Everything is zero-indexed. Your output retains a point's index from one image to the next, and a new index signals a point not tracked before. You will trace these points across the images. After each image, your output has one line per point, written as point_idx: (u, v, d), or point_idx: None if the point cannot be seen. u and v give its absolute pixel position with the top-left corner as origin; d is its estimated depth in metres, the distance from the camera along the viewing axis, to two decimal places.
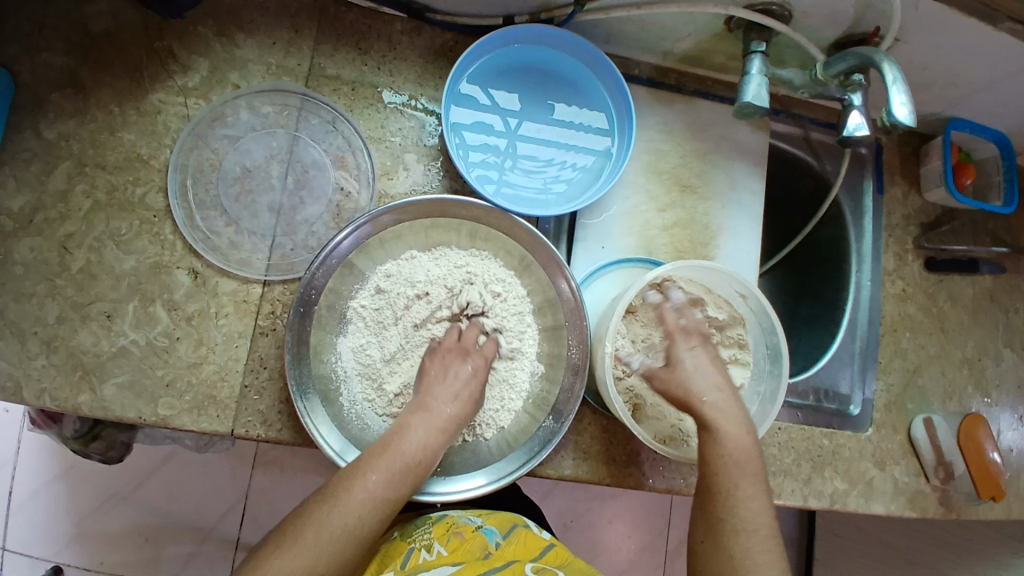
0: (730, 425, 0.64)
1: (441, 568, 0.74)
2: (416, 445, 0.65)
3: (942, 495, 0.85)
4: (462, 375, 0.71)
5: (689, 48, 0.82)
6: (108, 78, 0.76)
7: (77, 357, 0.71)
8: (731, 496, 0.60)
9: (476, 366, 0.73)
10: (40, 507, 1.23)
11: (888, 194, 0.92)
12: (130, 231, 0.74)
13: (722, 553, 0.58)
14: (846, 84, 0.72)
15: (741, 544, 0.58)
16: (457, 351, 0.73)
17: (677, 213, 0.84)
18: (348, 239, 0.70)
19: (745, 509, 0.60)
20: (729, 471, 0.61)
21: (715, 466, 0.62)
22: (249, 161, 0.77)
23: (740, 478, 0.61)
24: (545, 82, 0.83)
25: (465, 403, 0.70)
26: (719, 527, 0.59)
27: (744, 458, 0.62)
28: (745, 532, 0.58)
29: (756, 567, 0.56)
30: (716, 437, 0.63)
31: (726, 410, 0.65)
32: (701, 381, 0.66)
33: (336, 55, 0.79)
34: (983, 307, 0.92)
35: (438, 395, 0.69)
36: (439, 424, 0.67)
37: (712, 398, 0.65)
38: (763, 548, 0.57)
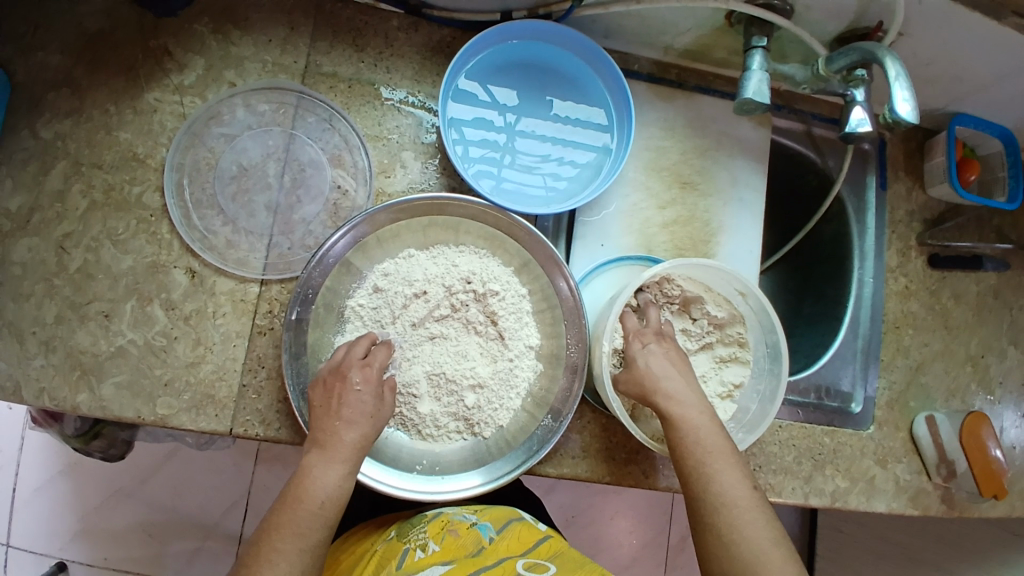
0: (684, 403, 0.63)
1: (433, 568, 0.75)
2: (321, 489, 0.60)
3: (943, 493, 0.84)
4: (349, 400, 0.64)
5: (690, 43, 0.81)
6: (103, 76, 0.75)
7: (76, 357, 0.71)
8: (704, 475, 0.60)
9: (364, 380, 0.65)
10: (43, 504, 1.24)
11: (892, 190, 0.91)
12: (127, 230, 0.74)
13: (711, 534, 0.58)
14: (849, 79, 0.71)
15: (725, 520, 0.58)
16: (338, 371, 0.66)
17: (678, 210, 0.83)
18: (344, 239, 0.69)
19: (720, 484, 0.59)
20: (696, 449, 0.61)
21: (682, 448, 0.62)
22: (245, 159, 0.77)
23: (709, 456, 0.61)
24: (545, 77, 0.82)
25: (365, 422, 0.64)
26: (701, 508, 0.59)
27: (707, 436, 0.62)
28: (725, 507, 0.58)
29: (745, 539, 0.57)
30: (676, 422, 0.62)
31: (680, 392, 0.64)
32: (661, 370, 0.65)
33: (332, 52, 0.79)
34: (987, 305, 0.91)
35: (329, 427, 0.63)
36: (338, 454, 0.62)
37: (667, 385, 0.64)
38: (747, 519, 0.58)
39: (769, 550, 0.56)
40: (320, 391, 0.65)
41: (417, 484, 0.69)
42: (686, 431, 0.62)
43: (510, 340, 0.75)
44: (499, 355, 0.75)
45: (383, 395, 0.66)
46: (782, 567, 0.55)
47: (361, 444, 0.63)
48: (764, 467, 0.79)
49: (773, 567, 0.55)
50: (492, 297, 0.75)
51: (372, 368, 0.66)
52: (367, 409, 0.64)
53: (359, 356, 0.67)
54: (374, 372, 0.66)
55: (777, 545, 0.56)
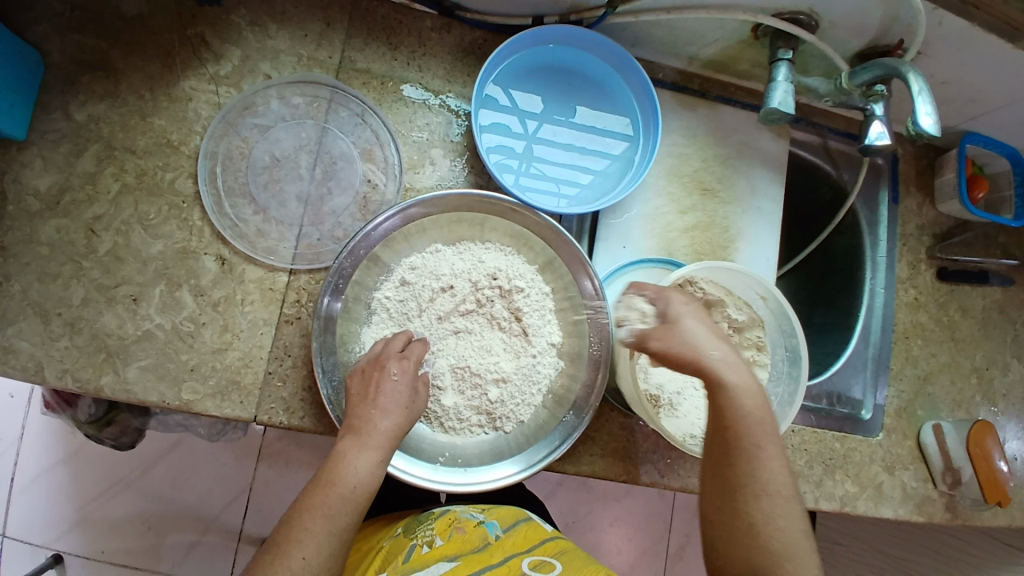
0: (738, 379, 0.60)
1: (437, 565, 0.75)
2: (353, 475, 0.61)
3: (948, 501, 0.86)
4: (385, 388, 0.65)
5: (714, 54, 0.83)
6: (139, 63, 0.77)
7: (101, 339, 0.72)
8: (754, 458, 0.58)
9: (401, 370, 0.66)
10: (43, 491, 1.23)
11: (904, 204, 0.93)
12: (159, 215, 0.74)
13: (743, 520, 0.56)
14: (869, 94, 0.74)
15: (763, 509, 0.56)
16: (376, 361, 0.67)
17: (698, 216, 0.85)
18: (377, 229, 0.71)
19: (765, 471, 0.58)
20: (749, 432, 0.58)
21: (734, 426, 0.59)
22: (278, 150, 0.78)
23: (761, 440, 0.59)
24: (572, 83, 0.84)
25: (399, 411, 0.65)
26: (741, 492, 0.57)
27: (761, 418, 0.59)
28: (766, 495, 0.57)
29: (778, 532, 0.55)
30: (729, 395, 0.59)
31: (731, 367, 0.60)
32: (704, 338, 0.61)
33: (366, 49, 0.80)
34: (992, 319, 0.94)
35: (364, 413, 0.64)
36: (373, 441, 0.63)
37: (717, 354, 0.61)
38: (786, 511, 0.57)
39: (800, 548, 0.55)
40: (357, 380, 0.67)
41: (441, 475, 0.70)
42: (737, 410, 0.59)
43: (533, 336, 0.76)
44: (522, 351, 0.76)
45: (418, 387, 0.68)
46: (808, 567, 0.55)
47: (395, 433, 0.64)
48: None
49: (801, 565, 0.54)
50: (516, 294, 0.76)
51: (409, 361, 0.68)
52: (402, 399, 0.66)
53: (396, 349, 0.68)
54: (411, 364, 0.67)
55: (807, 541, 0.56)
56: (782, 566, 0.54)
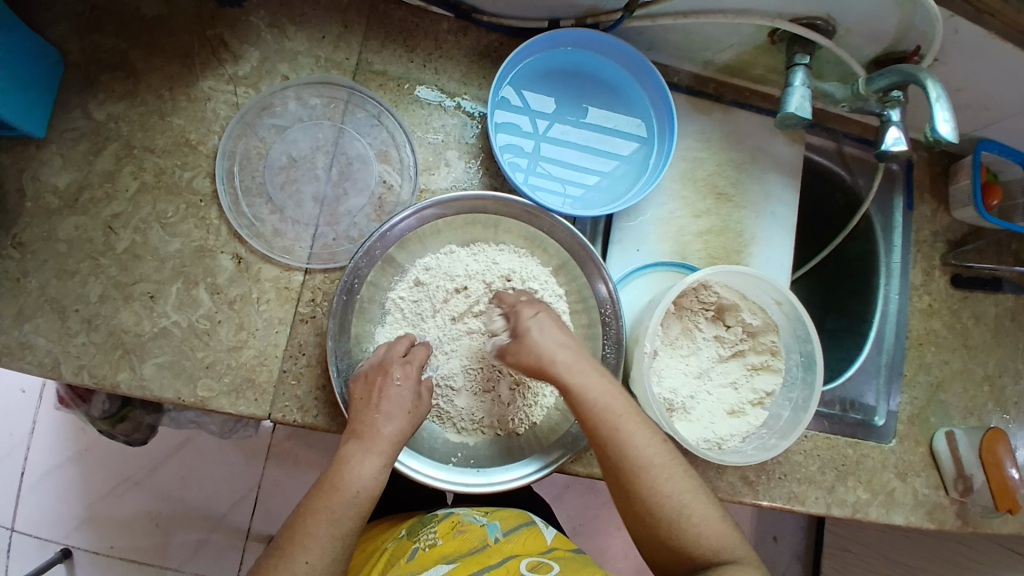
0: (586, 376, 0.62)
1: (436, 567, 0.75)
2: (356, 479, 0.61)
3: (959, 509, 0.85)
4: (389, 393, 0.65)
5: (730, 58, 0.84)
6: (159, 63, 0.77)
7: (118, 336, 0.72)
8: (618, 441, 0.60)
9: (405, 376, 0.67)
10: (53, 487, 1.24)
11: (917, 210, 0.93)
12: (176, 214, 0.75)
13: (638, 499, 0.60)
14: (885, 100, 0.74)
15: (647, 481, 0.60)
16: (380, 366, 0.67)
17: (712, 220, 0.85)
18: (394, 230, 0.71)
19: (635, 448, 0.60)
20: (605, 419, 0.61)
21: (592, 420, 0.61)
22: (295, 151, 0.79)
23: (620, 421, 0.61)
24: (587, 86, 0.84)
25: (403, 416, 0.65)
26: (624, 476, 0.60)
27: (613, 401, 0.62)
28: (644, 468, 0.60)
29: (669, 495, 0.59)
30: (578, 394, 0.61)
31: (578, 364, 0.63)
32: (553, 343, 0.63)
33: (383, 51, 0.81)
34: (1005, 327, 0.93)
35: (369, 418, 0.64)
36: (377, 446, 0.63)
37: (562, 357, 0.62)
38: (668, 477, 0.60)
39: (692, 502, 0.60)
40: (360, 385, 0.67)
41: (454, 476, 0.70)
42: (591, 401, 0.61)
43: None
44: None
45: (421, 391, 0.68)
46: (708, 516, 0.59)
47: (399, 437, 0.65)
48: (789, 476, 0.80)
49: (701, 519, 0.59)
50: (530, 296, 0.77)
51: (412, 366, 0.68)
52: (405, 404, 0.66)
53: (400, 353, 0.69)
54: (414, 369, 0.68)
55: (700, 491, 0.61)
56: (682, 528, 0.58)
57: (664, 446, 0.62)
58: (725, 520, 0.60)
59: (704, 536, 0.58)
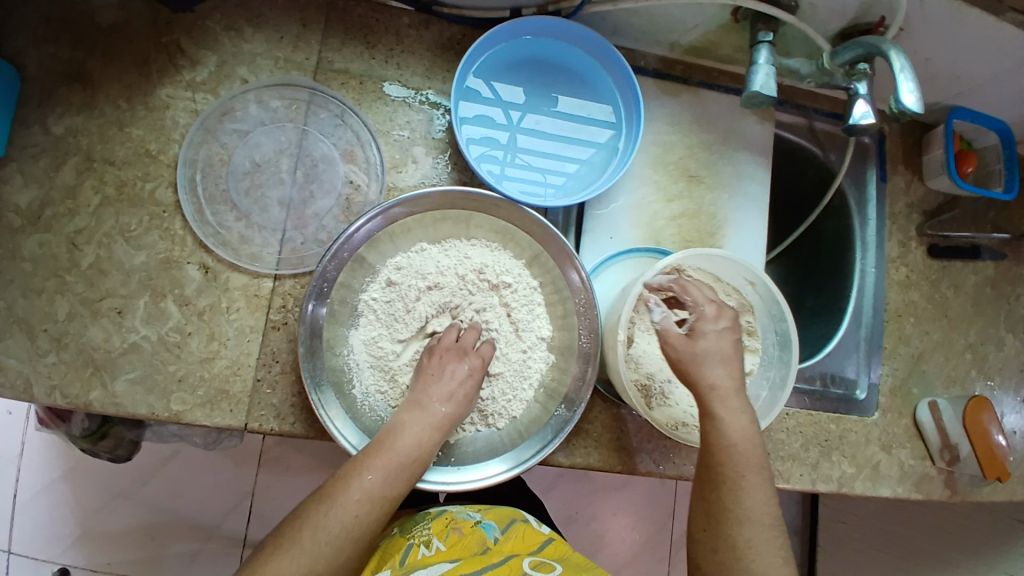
0: (733, 412, 0.64)
1: (439, 564, 0.75)
2: (410, 439, 0.65)
3: (946, 478, 0.86)
4: (455, 377, 0.69)
5: (696, 39, 0.83)
6: (116, 72, 0.76)
7: (88, 353, 0.71)
8: (736, 487, 0.61)
9: (473, 366, 0.70)
10: (43, 507, 1.22)
11: (891, 182, 0.92)
12: (141, 226, 0.74)
13: (726, 542, 0.60)
14: (852, 74, 0.74)
15: (745, 535, 0.60)
16: (453, 351, 0.71)
17: (685, 204, 0.84)
18: (362, 230, 0.70)
19: (748, 499, 0.61)
20: (735, 461, 0.62)
21: (721, 454, 0.63)
22: (258, 155, 0.77)
23: (745, 470, 0.62)
24: (553, 75, 0.83)
25: (459, 402, 0.69)
26: (724, 516, 0.61)
27: (748, 451, 0.63)
28: (748, 522, 0.60)
29: (759, 556, 0.59)
30: (721, 426, 0.64)
31: (732, 399, 0.65)
32: (714, 362, 0.65)
33: (344, 48, 0.79)
34: (985, 295, 0.93)
35: (430, 395, 0.68)
36: (435, 423, 0.66)
37: (718, 383, 0.65)
38: (767, 539, 0.60)
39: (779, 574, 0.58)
40: (427, 363, 0.71)
41: (434, 476, 0.69)
42: (731, 439, 0.63)
43: (523, 332, 0.76)
44: (512, 345, 0.76)
45: (478, 384, 0.71)
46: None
47: (450, 419, 0.68)
48: (773, 455, 0.80)
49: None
50: (504, 289, 0.76)
51: (480, 358, 0.72)
52: (464, 392, 0.69)
53: (470, 343, 0.72)
54: (482, 362, 0.72)
55: (788, 567, 0.59)
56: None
57: (776, 511, 0.62)
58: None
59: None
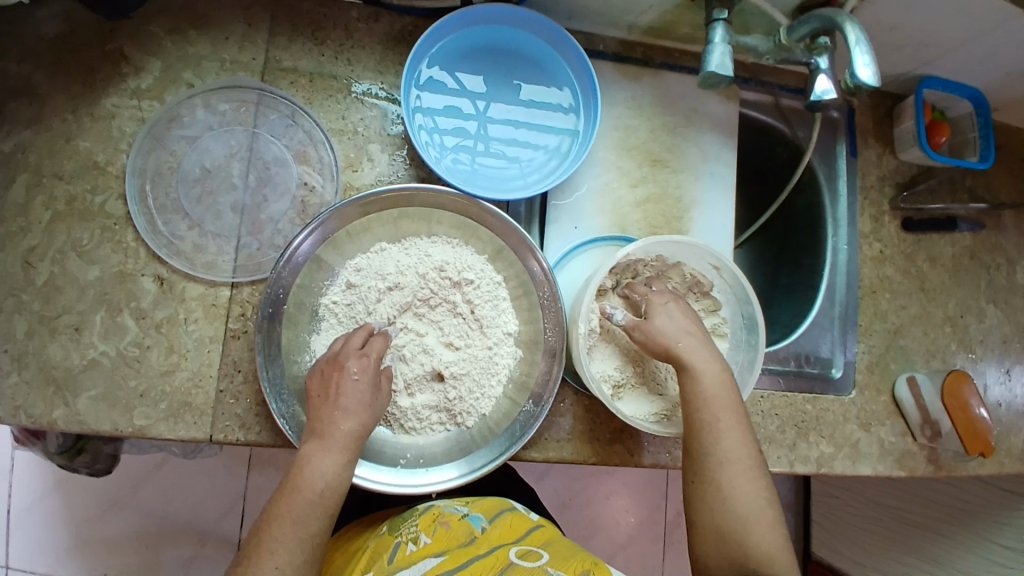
0: (703, 361, 0.64)
1: (425, 561, 0.69)
2: (319, 477, 0.60)
3: (929, 454, 0.85)
4: (346, 389, 0.63)
5: (653, 19, 0.81)
6: (60, 84, 0.73)
7: (49, 371, 0.70)
8: (713, 429, 0.62)
9: (361, 369, 0.65)
10: (38, 520, 1.20)
11: (862, 156, 0.91)
12: (92, 240, 0.72)
13: (710, 487, 0.60)
14: (812, 48, 0.72)
15: (728, 474, 0.60)
16: (335, 361, 0.65)
17: (650, 188, 0.83)
18: (308, 240, 0.69)
19: (728, 443, 0.61)
20: (711, 407, 0.63)
21: (697, 402, 0.63)
22: (208, 160, 0.76)
23: (720, 414, 0.62)
24: (509, 63, 0.81)
25: (362, 411, 0.64)
26: (706, 461, 0.61)
27: (724, 395, 0.63)
28: (729, 462, 0.60)
29: (742, 495, 0.60)
30: (695, 377, 0.64)
31: (701, 349, 0.65)
32: (677, 330, 0.66)
33: (292, 46, 0.77)
34: (964, 266, 0.92)
35: (327, 416, 0.63)
36: (338, 445, 0.62)
37: (683, 343, 0.65)
38: (748, 480, 0.60)
39: (761, 514, 0.59)
40: (316, 381, 0.65)
41: (403, 477, 0.69)
42: (705, 386, 0.63)
43: (488, 328, 0.74)
44: (477, 343, 0.74)
45: (380, 383, 0.66)
46: (771, 533, 0.58)
47: (360, 432, 0.64)
48: None
49: (761, 529, 0.58)
50: (467, 286, 0.74)
51: (369, 358, 0.66)
52: (364, 398, 0.65)
53: (356, 346, 0.67)
54: (371, 361, 0.66)
55: (769, 508, 0.60)
56: (746, 531, 0.58)
57: (754, 452, 0.62)
58: (782, 540, 0.59)
59: (761, 543, 0.58)
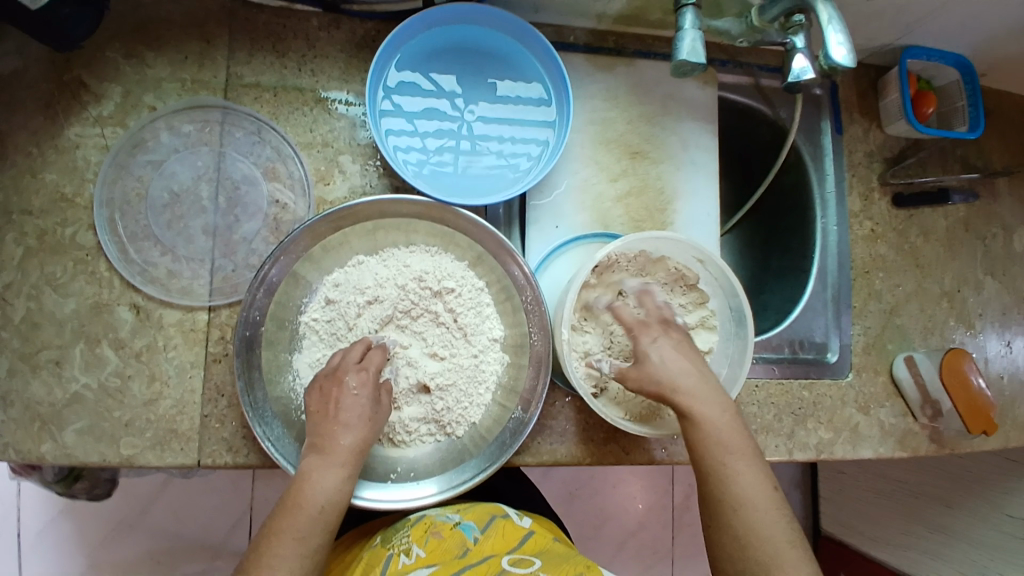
0: (707, 405, 0.61)
1: (417, 574, 0.70)
2: (319, 493, 0.60)
3: (932, 433, 0.84)
4: (346, 403, 0.63)
5: (622, 7, 0.78)
6: (21, 118, 0.72)
7: (33, 409, 0.69)
8: (721, 474, 0.59)
9: (360, 384, 0.64)
10: (49, 545, 1.19)
11: (848, 133, 0.88)
12: (66, 273, 0.71)
13: (728, 533, 0.58)
14: (787, 26, 0.69)
15: (744, 519, 0.57)
16: (334, 375, 0.65)
17: (630, 181, 0.81)
18: (275, 269, 0.67)
19: (737, 485, 0.59)
20: (717, 450, 0.60)
21: (701, 449, 0.61)
22: (176, 184, 0.74)
23: (727, 458, 0.60)
24: (477, 61, 0.79)
25: (362, 425, 0.63)
26: (719, 506, 0.59)
27: (729, 437, 0.60)
28: (743, 506, 0.58)
29: (765, 539, 0.56)
30: (697, 423, 0.61)
31: (700, 393, 0.62)
32: (675, 369, 0.62)
33: (253, 60, 0.75)
34: (958, 238, 0.89)
35: (327, 431, 0.62)
36: (338, 458, 0.62)
37: (687, 386, 0.62)
38: (768, 520, 0.57)
39: (788, 554, 0.56)
40: (315, 397, 0.64)
41: (394, 493, 0.69)
42: (709, 430, 0.61)
43: (472, 335, 0.73)
44: (462, 350, 0.73)
45: (380, 397, 0.66)
46: (797, 567, 0.55)
47: (360, 447, 0.63)
48: (746, 428, 0.78)
49: (791, 574, 0.54)
50: (448, 294, 0.73)
51: (368, 372, 0.65)
52: (364, 411, 0.64)
53: (355, 359, 0.66)
54: (370, 375, 0.65)
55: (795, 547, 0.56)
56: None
57: (773, 491, 0.59)
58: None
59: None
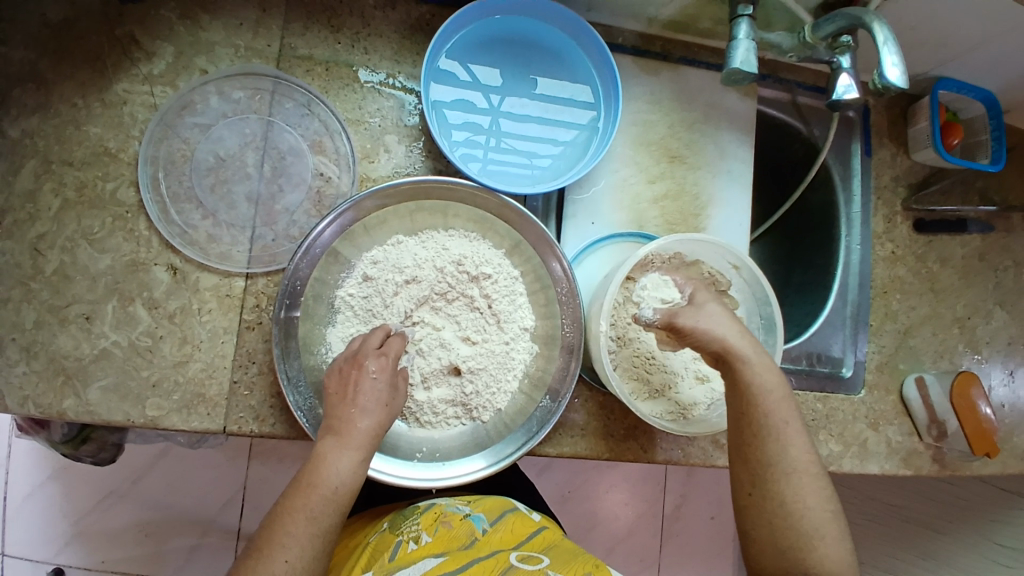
0: (765, 367, 0.62)
1: (426, 561, 0.70)
2: (334, 475, 0.59)
3: (935, 453, 0.86)
4: (364, 386, 0.63)
5: (674, 13, 0.80)
6: (69, 70, 0.72)
7: (58, 362, 0.69)
8: (782, 438, 0.60)
9: (380, 369, 0.65)
10: (38, 508, 1.18)
11: (877, 156, 0.91)
12: (103, 228, 0.71)
13: (774, 500, 0.59)
14: (834, 46, 0.72)
15: (796, 484, 0.59)
16: (354, 359, 0.65)
17: (668, 184, 0.83)
18: (331, 227, 0.68)
19: (793, 450, 0.60)
20: (779, 414, 0.60)
21: (765, 410, 0.60)
22: (222, 149, 0.74)
23: (789, 421, 0.60)
24: (529, 55, 0.80)
25: (380, 409, 0.63)
26: (772, 470, 0.59)
27: (788, 404, 0.61)
28: (797, 472, 0.59)
29: (807, 507, 0.58)
30: (762, 385, 0.60)
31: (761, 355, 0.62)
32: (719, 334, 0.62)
33: (307, 34, 0.76)
34: (973, 268, 0.92)
35: (344, 414, 0.62)
36: (355, 441, 0.61)
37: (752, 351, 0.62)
38: (811, 486, 0.59)
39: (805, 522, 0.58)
40: (335, 379, 0.65)
41: (420, 472, 0.69)
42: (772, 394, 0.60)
43: (505, 323, 0.74)
44: (494, 337, 0.74)
45: (397, 383, 0.66)
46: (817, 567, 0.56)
47: (377, 431, 0.63)
48: None
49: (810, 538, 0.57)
50: (485, 280, 0.74)
51: (387, 358, 0.66)
52: (381, 397, 0.64)
53: (374, 345, 0.66)
54: (389, 361, 0.66)
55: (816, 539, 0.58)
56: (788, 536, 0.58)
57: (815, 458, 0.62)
58: (834, 545, 0.58)
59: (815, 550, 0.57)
